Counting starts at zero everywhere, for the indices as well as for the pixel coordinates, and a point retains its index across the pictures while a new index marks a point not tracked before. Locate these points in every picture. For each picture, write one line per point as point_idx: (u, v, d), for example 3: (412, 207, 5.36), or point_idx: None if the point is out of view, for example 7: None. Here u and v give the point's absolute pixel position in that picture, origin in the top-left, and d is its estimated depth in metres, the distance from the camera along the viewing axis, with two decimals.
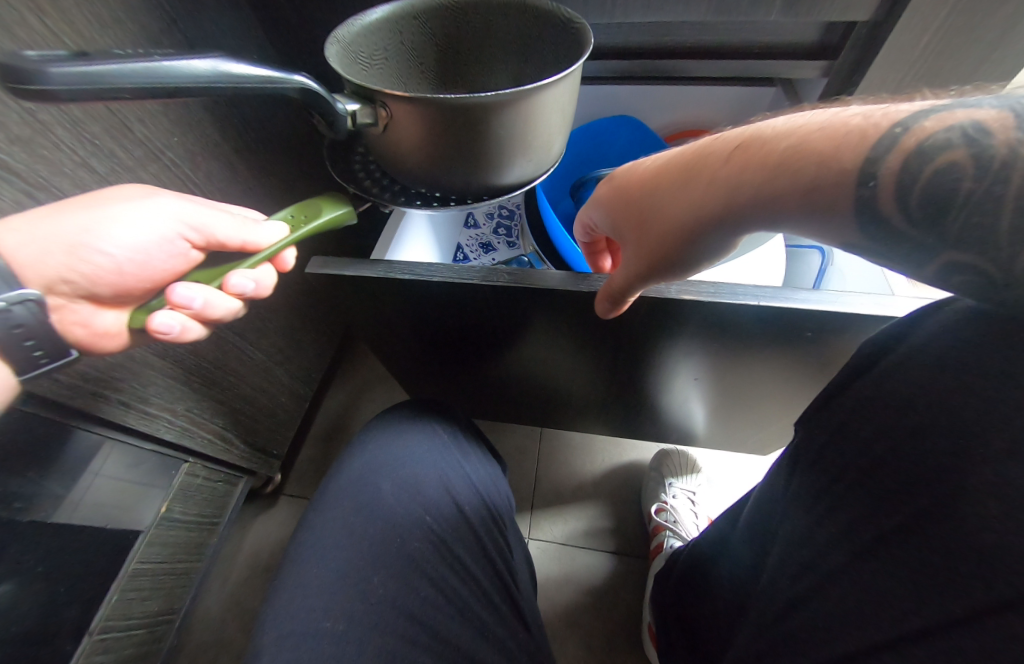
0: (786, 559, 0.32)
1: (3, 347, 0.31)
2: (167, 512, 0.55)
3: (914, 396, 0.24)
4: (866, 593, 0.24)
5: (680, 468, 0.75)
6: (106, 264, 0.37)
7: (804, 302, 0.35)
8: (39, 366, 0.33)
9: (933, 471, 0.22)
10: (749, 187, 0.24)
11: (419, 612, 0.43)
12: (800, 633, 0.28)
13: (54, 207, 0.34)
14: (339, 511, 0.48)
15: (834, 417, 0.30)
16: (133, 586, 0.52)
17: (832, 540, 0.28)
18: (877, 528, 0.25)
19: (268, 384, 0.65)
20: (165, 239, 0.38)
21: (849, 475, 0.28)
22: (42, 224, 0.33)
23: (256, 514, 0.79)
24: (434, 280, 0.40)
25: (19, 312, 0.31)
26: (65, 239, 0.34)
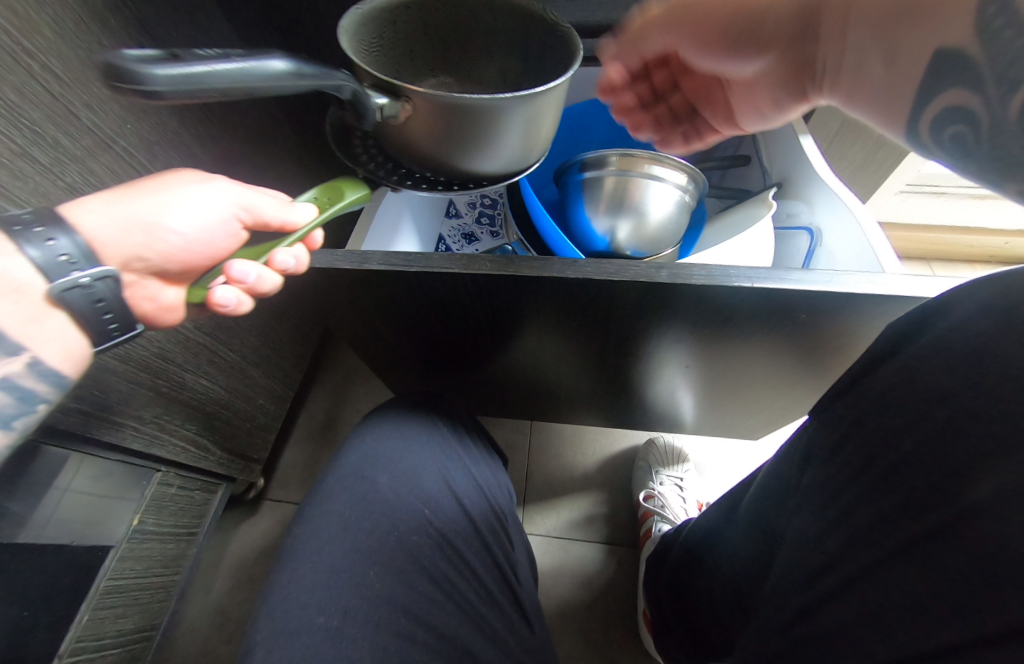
0: (799, 551, 0.31)
1: (82, 319, 0.29)
2: (139, 525, 0.53)
3: (946, 385, 0.24)
4: (912, 595, 0.23)
5: (667, 455, 0.75)
6: (176, 244, 0.35)
7: (798, 282, 0.34)
8: (111, 339, 0.31)
9: (978, 454, 0.21)
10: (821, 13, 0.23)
11: (419, 622, 0.41)
12: (825, 631, 0.27)
13: (119, 191, 0.33)
14: (332, 517, 0.45)
15: (856, 406, 0.30)
16: (105, 604, 0.50)
17: (863, 537, 0.26)
18: (923, 524, 0.23)
19: (244, 386, 0.62)
20: (223, 220, 0.36)
21: (878, 465, 0.27)
22: (117, 207, 0.33)
23: (239, 521, 0.76)
24: (415, 270, 0.37)
25: (100, 289, 0.29)
26: (139, 220, 0.33)
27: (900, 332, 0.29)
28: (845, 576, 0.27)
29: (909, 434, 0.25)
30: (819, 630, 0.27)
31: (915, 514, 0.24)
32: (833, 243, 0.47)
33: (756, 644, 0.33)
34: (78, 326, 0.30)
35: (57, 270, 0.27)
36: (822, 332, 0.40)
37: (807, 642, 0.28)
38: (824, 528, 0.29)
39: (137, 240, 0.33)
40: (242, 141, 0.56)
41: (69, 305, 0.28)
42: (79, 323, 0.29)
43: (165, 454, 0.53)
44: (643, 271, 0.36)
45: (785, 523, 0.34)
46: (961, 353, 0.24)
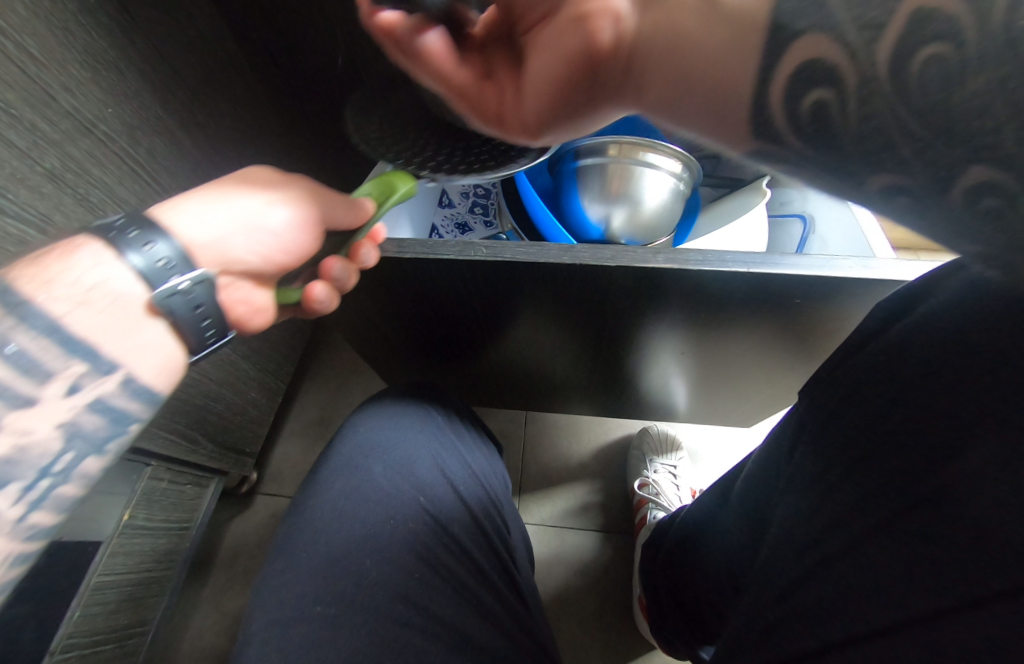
0: (784, 530, 0.31)
1: (183, 326, 0.29)
2: (129, 520, 0.52)
3: (940, 361, 0.24)
4: (901, 563, 0.23)
5: (661, 444, 0.76)
6: (272, 247, 0.34)
7: (793, 268, 0.34)
8: (206, 345, 0.32)
9: (966, 428, 0.22)
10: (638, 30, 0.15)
11: (424, 605, 0.41)
12: (813, 605, 0.27)
13: (210, 196, 0.32)
14: (330, 507, 0.44)
15: (838, 387, 0.30)
16: (95, 600, 0.49)
17: (843, 511, 0.27)
18: (908, 495, 0.24)
19: (233, 379, 0.61)
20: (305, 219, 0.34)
21: (861, 441, 0.27)
22: (216, 213, 0.31)
23: (232, 516, 0.75)
24: (406, 255, 0.37)
25: (197, 295, 0.29)
26: (239, 224, 0.32)
27: (883, 314, 0.30)
28: (829, 552, 0.27)
29: (898, 411, 0.26)
30: (806, 604, 0.28)
31: (901, 488, 0.24)
32: (827, 230, 0.47)
33: (745, 623, 0.33)
34: (174, 334, 0.30)
35: (156, 278, 0.28)
36: (816, 317, 0.41)
37: (793, 617, 0.28)
38: (809, 505, 0.30)
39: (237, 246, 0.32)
40: (226, 128, 0.55)
41: (169, 313, 0.29)
42: (175, 328, 0.30)
43: (156, 449, 0.51)
44: (641, 257, 0.35)
45: (775, 505, 0.35)
46: (949, 331, 0.24)
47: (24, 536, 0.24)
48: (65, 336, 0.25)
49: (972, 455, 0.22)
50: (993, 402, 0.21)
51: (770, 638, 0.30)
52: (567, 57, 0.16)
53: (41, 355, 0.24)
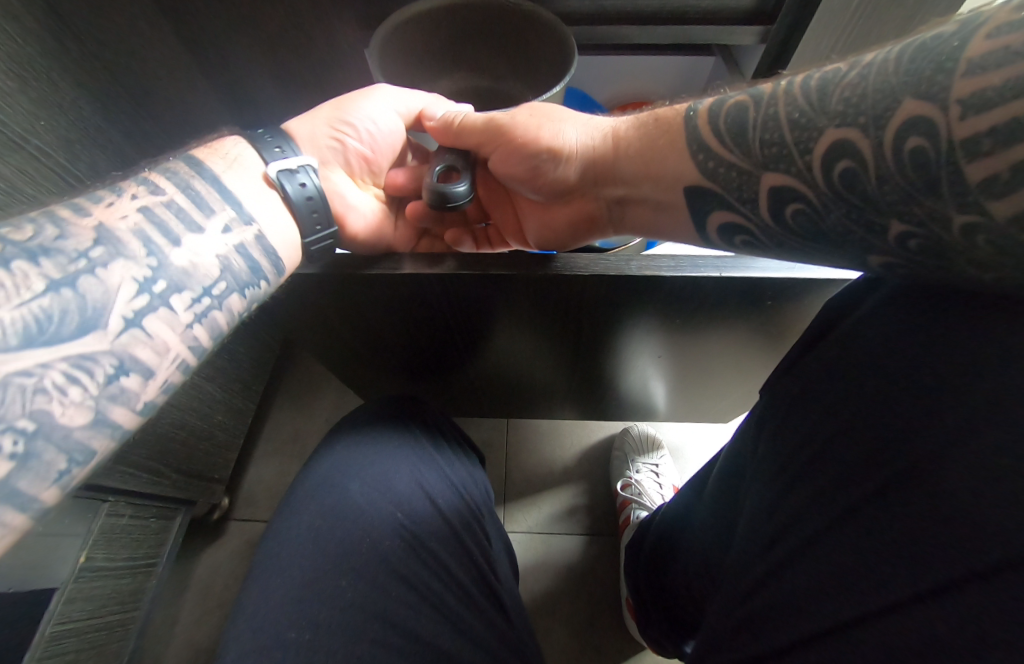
0: (752, 530, 0.32)
1: (298, 214, 0.33)
2: (87, 562, 0.48)
3: (886, 356, 0.25)
4: (854, 554, 0.24)
5: (644, 444, 0.76)
6: (357, 137, 0.40)
7: (763, 271, 0.35)
8: (317, 232, 0.34)
9: (910, 413, 0.23)
10: (625, 154, 0.33)
11: (407, 624, 0.40)
12: (779, 603, 0.28)
13: (343, 97, 0.41)
14: (304, 527, 0.43)
15: (795, 382, 0.31)
16: (54, 652, 0.46)
17: (802, 507, 0.27)
18: (860, 490, 0.24)
19: (198, 402, 0.58)
20: (392, 120, 0.42)
21: (817, 435, 0.28)
22: (313, 113, 0.39)
23: (202, 547, 0.72)
24: (369, 271, 0.35)
25: (303, 175, 0.33)
26: (327, 117, 0.39)
27: (829, 313, 0.31)
28: (793, 544, 0.27)
29: (848, 405, 0.26)
30: (771, 602, 0.28)
31: (859, 475, 0.25)
32: None
33: (719, 620, 0.34)
34: (292, 213, 0.33)
35: (274, 158, 0.33)
36: (785, 315, 0.41)
37: (764, 615, 0.29)
38: (774, 501, 0.30)
39: (329, 134, 0.39)
40: None
41: (284, 187, 0.32)
42: (293, 210, 0.33)
43: (115, 484, 0.49)
44: (614, 265, 0.35)
45: (744, 504, 0.36)
46: (891, 326, 0.25)
47: (190, 343, 0.27)
48: (224, 186, 0.30)
49: (926, 448, 0.22)
50: (937, 396, 0.22)
51: (741, 636, 0.30)
52: (575, 207, 0.39)
53: (207, 196, 0.29)
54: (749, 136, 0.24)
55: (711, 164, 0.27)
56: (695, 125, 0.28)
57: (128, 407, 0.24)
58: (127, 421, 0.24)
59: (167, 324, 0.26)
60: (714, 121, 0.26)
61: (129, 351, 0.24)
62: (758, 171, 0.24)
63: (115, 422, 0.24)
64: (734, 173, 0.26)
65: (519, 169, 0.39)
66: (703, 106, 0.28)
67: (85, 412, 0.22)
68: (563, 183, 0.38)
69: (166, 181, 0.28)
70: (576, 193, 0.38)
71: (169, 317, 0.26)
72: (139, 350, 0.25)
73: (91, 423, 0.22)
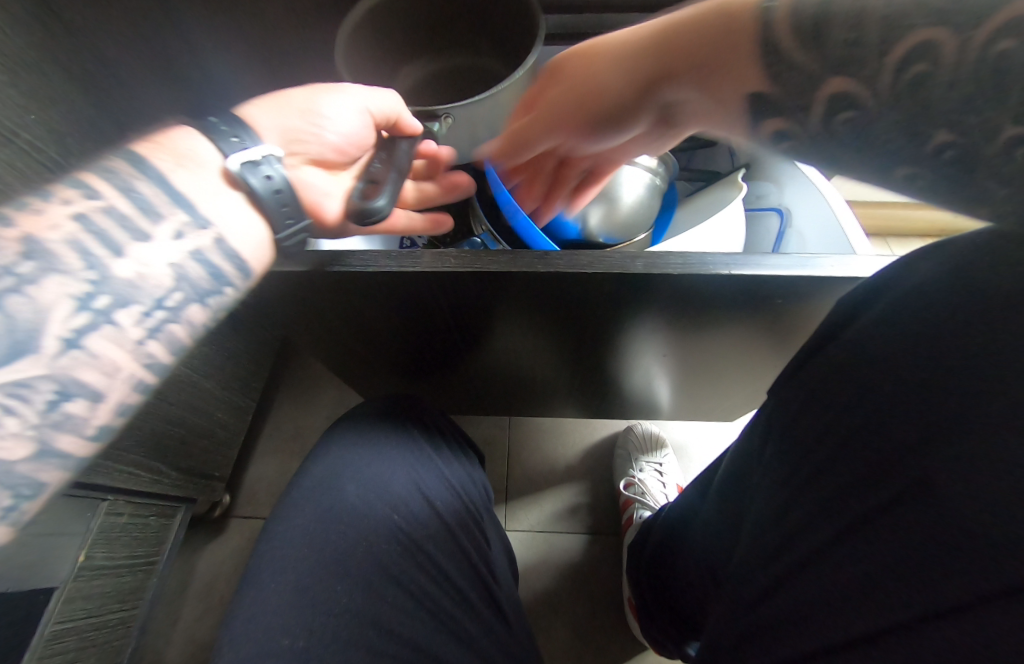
0: (758, 538, 0.31)
1: (265, 209, 0.30)
2: (86, 560, 0.48)
3: (902, 363, 0.24)
4: (858, 569, 0.23)
5: (647, 443, 0.76)
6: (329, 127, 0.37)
7: (773, 268, 0.33)
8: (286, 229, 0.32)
9: (925, 424, 0.22)
10: (692, 67, 0.26)
11: (402, 628, 0.39)
12: (783, 615, 0.27)
13: (311, 88, 0.38)
14: (299, 529, 0.42)
15: (806, 384, 0.30)
16: (54, 649, 0.46)
17: (811, 517, 0.27)
18: (869, 503, 0.23)
19: (197, 400, 0.58)
20: (363, 110, 0.38)
21: (826, 442, 0.27)
22: (278, 101, 0.36)
23: (204, 543, 0.72)
24: (365, 270, 0.34)
25: (267, 167, 0.30)
26: (296, 107, 0.36)
27: (841, 312, 0.29)
28: (800, 555, 0.27)
29: (859, 411, 0.25)
30: (776, 614, 0.27)
31: (868, 487, 0.24)
32: (804, 225, 0.47)
33: (722, 628, 0.33)
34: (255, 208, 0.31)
35: (230, 149, 0.30)
36: (795, 315, 0.40)
37: (768, 626, 0.28)
38: (781, 509, 0.29)
39: (295, 123, 0.36)
40: None
41: (248, 183, 0.30)
42: (256, 206, 0.30)
43: (111, 482, 0.48)
44: (618, 262, 0.34)
45: (749, 509, 0.35)
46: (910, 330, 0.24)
47: (145, 361, 0.26)
48: (172, 186, 0.27)
49: (942, 454, 0.21)
50: (958, 401, 0.21)
51: (745, 646, 0.30)
52: (663, 132, 0.33)
53: (156, 200, 0.26)
54: (799, 67, 0.20)
55: (765, 88, 0.22)
56: (777, 15, 0.20)
57: (76, 433, 0.23)
58: (78, 449, 0.23)
59: (114, 341, 0.24)
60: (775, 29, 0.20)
61: (72, 374, 0.23)
62: (800, 101, 0.21)
63: (65, 451, 0.22)
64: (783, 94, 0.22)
65: (591, 124, 0.33)
66: None
67: (25, 445, 0.21)
68: (645, 116, 0.32)
69: (106, 183, 0.25)
70: (660, 119, 0.32)
71: (116, 334, 0.24)
72: (84, 373, 0.23)
73: (35, 455, 0.21)
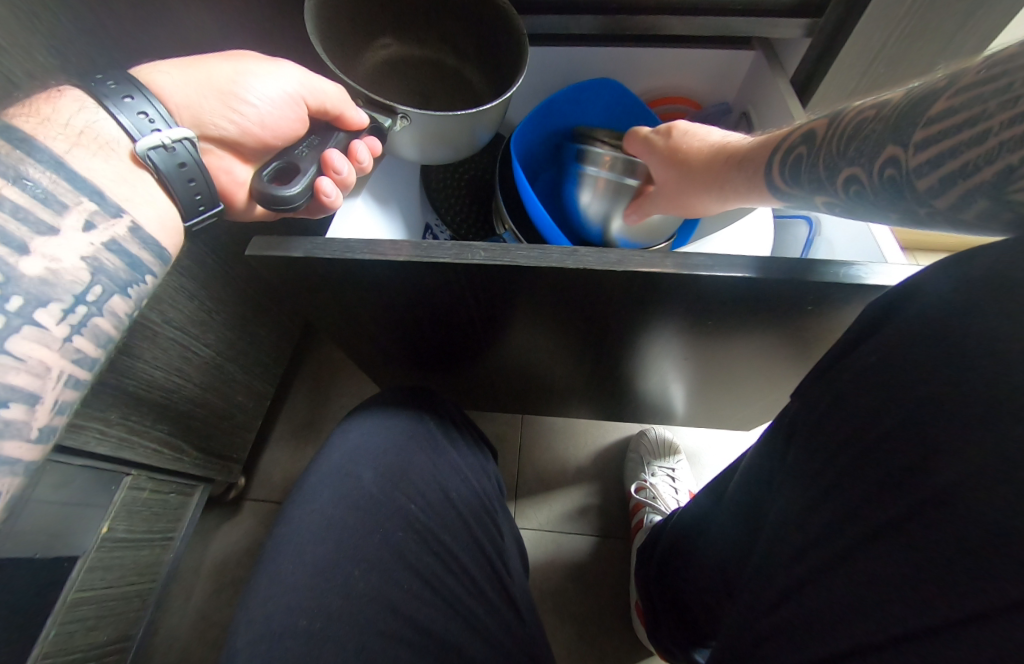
0: (777, 544, 0.31)
1: (175, 191, 0.31)
2: (109, 532, 0.49)
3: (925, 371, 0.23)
4: (880, 576, 0.23)
5: (660, 449, 0.75)
6: (249, 118, 0.38)
7: (805, 274, 0.33)
8: (199, 214, 0.33)
9: (947, 430, 0.21)
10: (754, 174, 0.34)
11: (411, 610, 0.40)
12: (804, 621, 0.27)
13: (235, 64, 0.37)
14: (310, 517, 0.43)
15: (829, 390, 0.29)
16: (74, 617, 0.47)
17: (834, 524, 0.26)
18: (895, 511, 0.23)
19: (219, 383, 0.59)
20: (291, 98, 0.39)
21: (851, 450, 0.26)
22: (191, 72, 0.35)
23: (218, 523, 0.73)
24: (395, 259, 0.35)
25: (181, 152, 0.31)
26: (214, 86, 0.36)
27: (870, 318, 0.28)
28: (825, 561, 0.26)
29: (886, 419, 0.24)
30: (797, 619, 0.27)
31: (894, 496, 0.23)
32: (832, 233, 0.47)
33: (740, 634, 0.33)
34: (166, 191, 0.32)
35: (139, 130, 0.29)
36: (823, 322, 0.40)
37: (787, 629, 0.28)
38: (804, 516, 0.29)
39: (213, 102, 0.36)
40: None
41: (154, 164, 0.30)
42: (168, 188, 0.31)
43: (136, 457, 0.49)
44: (647, 260, 0.34)
45: (767, 515, 0.34)
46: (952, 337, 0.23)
47: (73, 357, 0.27)
48: (71, 170, 0.27)
49: (967, 462, 0.20)
50: (979, 401, 0.20)
51: (761, 651, 0.29)
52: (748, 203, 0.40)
53: (53, 188, 0.26)
54: (801, 165, 0.29)
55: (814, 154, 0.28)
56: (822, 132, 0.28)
57: (19, 438, 0.24)
58: (24, 454, 0.24)
59: (39, 342, 0.25)
60: (838, 128, 0.27)
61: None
62: (840, 161, 0.26)
63: (11, 457, 0.24)
64: (860, 158, 0.25)
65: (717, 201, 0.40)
66: (852, 114, 0.27)
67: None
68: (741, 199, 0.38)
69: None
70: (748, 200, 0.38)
71: (39, 335, 0.25)
72: (12, 377, 0.24)
73: None
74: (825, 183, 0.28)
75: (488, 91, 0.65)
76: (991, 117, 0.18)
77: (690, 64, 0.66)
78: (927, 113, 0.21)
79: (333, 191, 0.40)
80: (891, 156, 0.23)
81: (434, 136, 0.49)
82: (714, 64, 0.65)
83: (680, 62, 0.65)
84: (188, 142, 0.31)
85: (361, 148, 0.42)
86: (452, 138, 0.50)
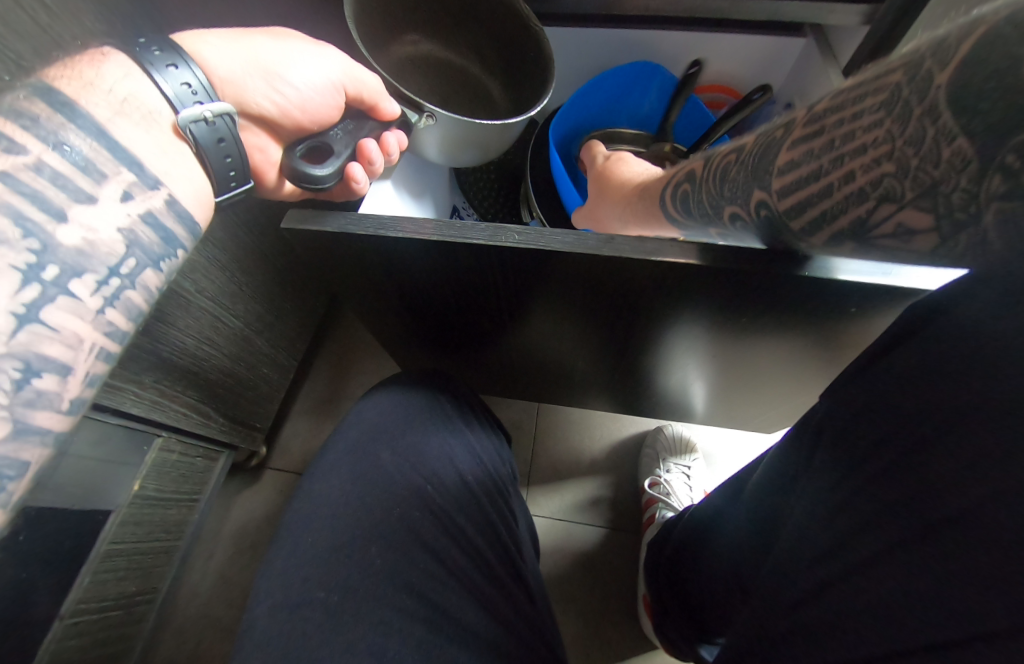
0: (793, 546, 0.30)
1: (211, 165, 0.32)
2: (140, 490, 0.52)
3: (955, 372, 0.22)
4: (897, 587, 0.22)
5: (677, 446, 0.74)
6: (291, 100, 0.37)
7: (854, 275, 0.31)
8: (231, 189, 0.34)
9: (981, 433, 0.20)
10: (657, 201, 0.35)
11: (419, 583, 0.41)
12: (818, 627, 0.26)
13: (279, 41, 0.36)
14: (334, 492, 0.44)
15: (854, 399, 0.28)
16: (105, 567, 0.50)
17: (856, 531, 0.25)
18: (919, 519, 0.22)
19: (246, 353, 0.60)
20: (333, 85, 0.38)
21: (874, 458, 0.25)
22: (238, 45, 0.34)
23: (240, 489, 0.76)
24: (427, 237, 0.35)
25: (221, 127, 0.31)
26: (260, 62, 0.35)
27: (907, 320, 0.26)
28: (842, 566, 0.25)
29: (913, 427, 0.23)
30: (811, 624, 0.26)
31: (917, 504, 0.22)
32: None
33: (751, 633, 0.33)
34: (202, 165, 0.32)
35: (181, 101, 0.30)
36: (865, 326, 0.38)
37: (800, 632, 0.27)
38: (823, 520, 0.28)
39: (256, 78, 0.35)
40: None
41: (195, 137, 0.30)
42: (203, 161, 0.32)
43: (167, 420, 0.51)
44: (678, 253, 0.33)
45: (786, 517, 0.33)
46: None
47: (105, 329, 0.27)
48: (112, 139, 0.27)
49: (985, 478, 0.19)
50: (997, 411, 0.19)
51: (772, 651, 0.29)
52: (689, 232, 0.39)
53: (93, 156, 0.26)
54: (688, 201, 0.32)
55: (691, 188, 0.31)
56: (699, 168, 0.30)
57: (50, 409, 0.24)
58: (55, 423, 0.24)
59: (73, 312, 0.25)
60: (709, 163, 0.29)
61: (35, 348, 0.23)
62: (719, 198, 0.29)
63: (43, 427, 0.24)
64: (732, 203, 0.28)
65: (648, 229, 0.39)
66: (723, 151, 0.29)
67: (3, 425, 0.22)
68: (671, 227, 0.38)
69: (27, 135, 0.23)
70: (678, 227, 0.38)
71: (74, 305, 0.25)
72: (47, 347, 0.24)
73: (12, 435, 0.22)
74: (714, 218, 0.30)
75: (505, 103, 0.65)
76: (828, 173, 0.22)
77: (734, 51, 0.63)
78: (775, 164, 0.24)
79: (363, 177, 0.41)
80: (760, 199, 0.25)
81: (459, 135, 0.49)
82: (760, 51, 0.63)
83: (724, 47, 0.62)
84: (229, 119, 0.32)
85: (392, 140, 0.43)
86: (479, 136, 0.49)
